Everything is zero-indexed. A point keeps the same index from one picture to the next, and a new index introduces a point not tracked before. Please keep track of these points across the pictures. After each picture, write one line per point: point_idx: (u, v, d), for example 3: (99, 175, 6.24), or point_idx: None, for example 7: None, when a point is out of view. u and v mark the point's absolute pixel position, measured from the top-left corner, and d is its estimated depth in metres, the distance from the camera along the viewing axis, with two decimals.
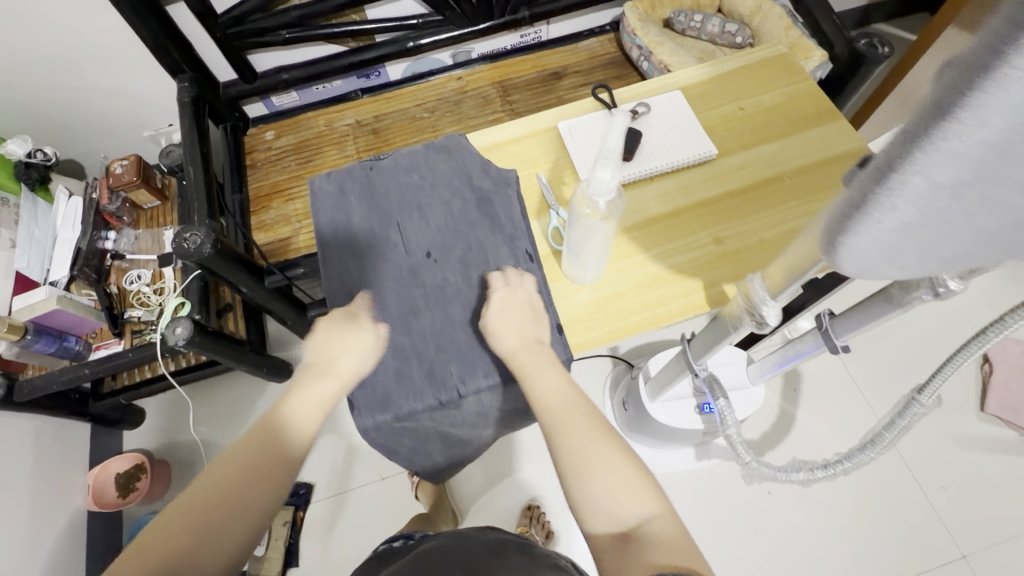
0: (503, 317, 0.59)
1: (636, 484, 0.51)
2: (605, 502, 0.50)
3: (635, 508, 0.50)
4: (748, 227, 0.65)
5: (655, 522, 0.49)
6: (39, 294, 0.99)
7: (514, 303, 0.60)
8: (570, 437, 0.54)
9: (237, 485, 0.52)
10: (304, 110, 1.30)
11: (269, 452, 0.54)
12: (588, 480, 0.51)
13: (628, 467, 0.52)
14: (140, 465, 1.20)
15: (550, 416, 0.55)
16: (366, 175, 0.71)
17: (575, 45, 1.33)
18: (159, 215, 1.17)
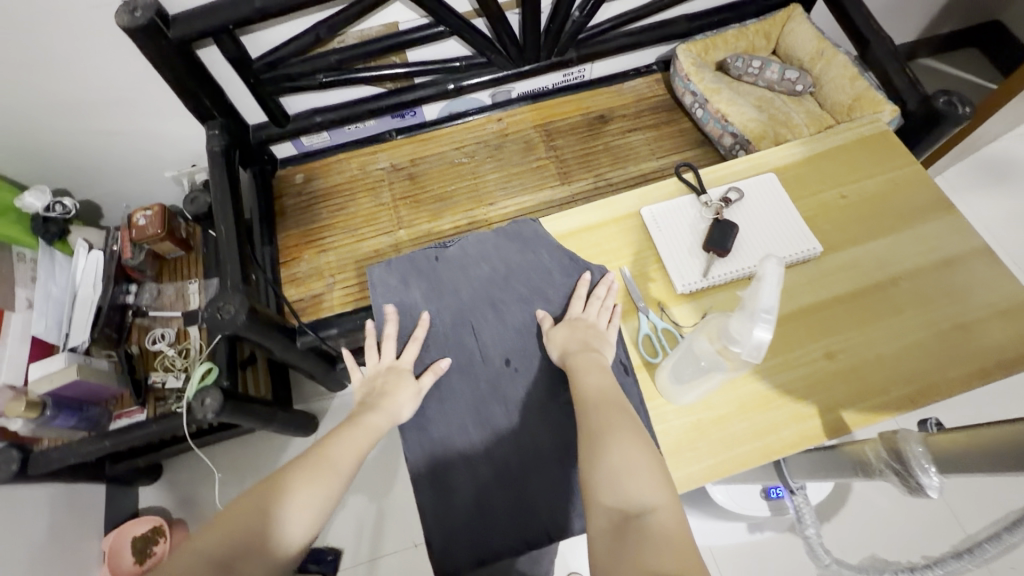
0: (565, 333, 0.59)
1: (649, 473, 0.46)
2: (615, 480, 0.46)
3: (641, 495, 0.45)
4: (863, 339, 0.58)
5: (659, 514, 0.43)
6: (57, 362, 0.92)
7: (579, 327, 0.59)
8: (591, 416, 0.51)
9: (258, 533, 0.47)
10: (335, 151, 1.22)
11: (315, 467, 0.52)
12: (601, 459, 0.48)
13: (643, 454, 0.47)
14: (155, 527, 1.12)
15: (585, 407, 0.53)
16: (431, 267, 0.66)
17: (620, 86, 1.26)
18: (183, 264, 1.10)
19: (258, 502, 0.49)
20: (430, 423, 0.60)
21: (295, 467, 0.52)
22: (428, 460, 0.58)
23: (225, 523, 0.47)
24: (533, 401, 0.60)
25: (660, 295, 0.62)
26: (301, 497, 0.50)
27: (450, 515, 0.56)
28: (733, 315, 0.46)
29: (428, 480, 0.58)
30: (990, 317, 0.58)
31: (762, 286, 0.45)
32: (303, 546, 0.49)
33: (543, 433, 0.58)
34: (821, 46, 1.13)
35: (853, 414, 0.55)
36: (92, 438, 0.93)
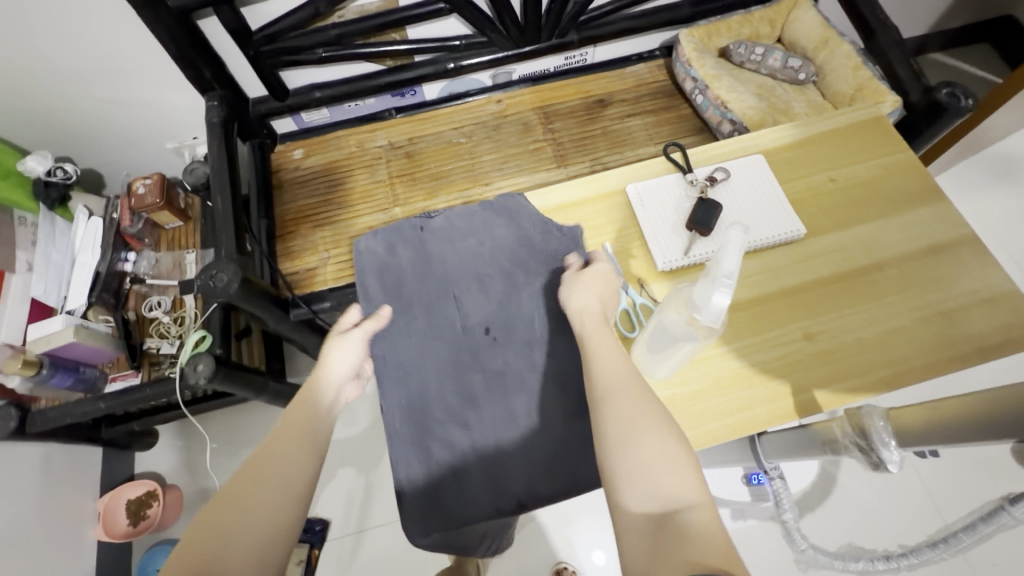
0: (596, 284, 0.57)
1: (683, 465, 0.44)
2: (648, 475, 0.43)
3: (677, 490, 0.42)
4: (842, 322, 0.58)
5: (699, 512, 0.41)
6: (55, 324, 0.94)
7: (607, 282, 0.58)
8: (620, 398, 0.48)
9: (227, 548, 0.44)
10: (335, 128, 1.23)
11: (272, 455, 0.50)
12: (632, 454, 0.45)
13: (678, 446, 0.45)
14: (151, 491, 1.15)
15: (606, 387, 0.50)
16: (418, 237, 0.67)
17: (622, 70, 1.25)
18: (180, 235, 1.11)
19: (220, 519, 0.46)
20: (411, 390, 0.61)
21: (257, 466, 0.50)
22: (407, 427, 0.60)
23: (187, 550, 0.44)
24: (511, 373, 0.60)
25: (640, 272, 0.62)
26: (274, 490, 0.48)
27: (426, 479, 0.58)
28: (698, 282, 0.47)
29: (406, 445, 0.59)
30: (973, 305, 0.58)
31: (725, 252, 0.44)
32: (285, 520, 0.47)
33: (519, 404, 0.59)
34: (826, 35, 1.11)
35: (826, 395, 0.55)
36: (87, 400, 0.96)
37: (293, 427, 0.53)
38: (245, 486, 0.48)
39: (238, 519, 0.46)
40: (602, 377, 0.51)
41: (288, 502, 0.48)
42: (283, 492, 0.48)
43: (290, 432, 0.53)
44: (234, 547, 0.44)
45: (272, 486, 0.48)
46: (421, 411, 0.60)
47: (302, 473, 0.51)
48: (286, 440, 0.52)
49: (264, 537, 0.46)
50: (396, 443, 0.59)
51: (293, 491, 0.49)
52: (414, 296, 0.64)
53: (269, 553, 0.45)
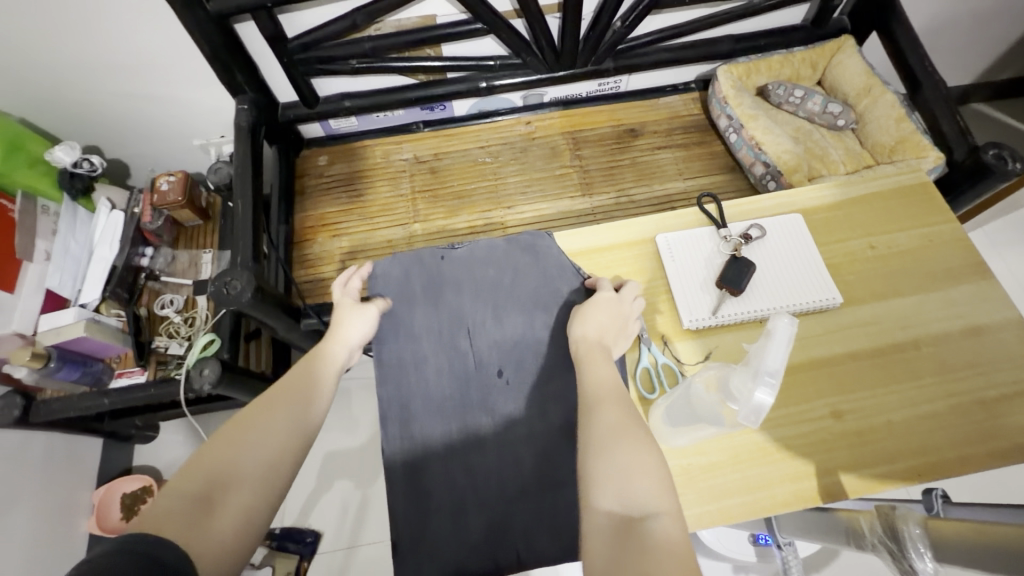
0: (597, 310, 0.56)
1: (654, 473, 0.41)
2: (621, 475, 0.41)
3: (644, 496, 0.40)
4: (874, 402, 0.55)
5: (664, 521, 0.38)
6: (67, 316, 0.94)
7: (612, 309, 0.57)
8: (605, 407, 0.47)
9: (238, 468, 0.46)
10: (362, 137, 1.22)
11: (281, 399, 0.52)
12: (604, 460, 0.42)
13: (653, 456, 0.43)
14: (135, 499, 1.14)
15: (594, 398, 0.49)
16: (437, 267, 0.66)
17: (656, 101, 1.23)
18: (198, 234, 1.11)
19: (232, 441, 0.47)
20: (416, 426, 0.59)
21: (263, 406, 0.51)
22: (408, 465, 0.58)
23: (196, 465, 0.45)
24: (522, 420, 0.58)
25: (665, 329, 0.60)
26: (273, 433, 0.49)
27: (423, 522, 0.56)
28: (735, 369, 0.44)
29: (404, 482, 0.57)
30: (1015, 396, 0.55)
31: (769, 344, 0.42)
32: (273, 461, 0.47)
33: (524, 454, 0.57)
34: (870, 83, 1.08)
35: (852, 480, 0.52)
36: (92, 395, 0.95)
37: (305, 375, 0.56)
38: (257, 416, 0.50)
39: (249, 441, 0.48)
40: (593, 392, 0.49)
41: (299, 438, 0.50)
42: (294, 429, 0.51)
43: (301, 379, 0.55)
44: (243, 470, 0.46)
45: (281, 424, 0.50)
46: (426, 448, 0.58)
47: (308, 417, 0.52)
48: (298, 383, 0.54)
49: (273, 465, 0.47)
50: (394, 482, 0.57)
51: (302, 429, 0.51)
52: (427, 323, 0.63)
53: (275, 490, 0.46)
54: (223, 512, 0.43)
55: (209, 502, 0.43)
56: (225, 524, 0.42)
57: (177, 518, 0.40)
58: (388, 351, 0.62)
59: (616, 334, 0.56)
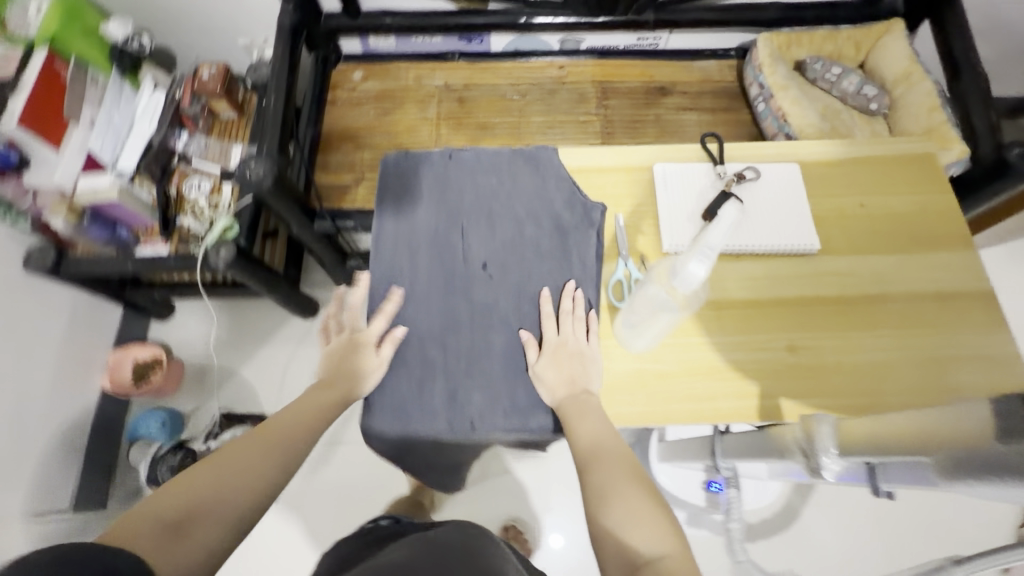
0: (549, 370, 0.58)
1: (653, 522, 0.46)
2: (622, 530, 0.45)
3: (647, 543, 0.44)
4: (829, 342, 0.58)
5: (669, 560, 0.42)
6: (104, 180, 0.99)
7: (564, 356, 0.58)
8: (596, 468, 0.51)
9: (224, 485, 0.50)
10: (398, 59, 1.24)
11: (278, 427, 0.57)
12: (605, 517, 0.47)
13: (646, 504, 0.47)
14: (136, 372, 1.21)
15: (582, 456, 0.53)
16: (444, 165, 0.69)
17: (691, 63, 1.23)
18: (230, 127, 1.16)
19: (214, 468, 0.50)
20: (400, 300, 0.64)
21: (258, 435, 0.55)
22: (387, 334, 0.63)
23: (176, 485, 0.48)
24: (498, 310, 0.62)
25: (644, 250, 0.63)
26: (263, 453, 0.53)
27: (392, 382, 0.61)
28: (684, 252, 0.49)
29: (382, 348, 0.62)
30: (967, 359, 0.57)
31: (716, 226, 0.46)
32: (262, 479, 0.52)
33: (495, 338, 0.62)
34: (911, 69, 1.06)
35: (792, 405, 0.56)
36: (117, 257, 1.05)
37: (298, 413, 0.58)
38: (242, 448, 0.53)
39: (239, 459, 0.52)
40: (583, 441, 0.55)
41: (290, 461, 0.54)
42: (278, 465, 0.53)
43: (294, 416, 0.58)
44: (229, 491, 0.49)
45: (274, 452, 0.54)
46: (406, 322, 0.63)
47: (296, 453, 0.55)
48: (290, 420, 0.57)
49: (251, 494, 0.50)
50: (374, 347, 0.62)
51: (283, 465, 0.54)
52: (426, 218, 0.67)
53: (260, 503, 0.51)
54: (202, 527, 0.46)
55: (180, 524, 0.46)
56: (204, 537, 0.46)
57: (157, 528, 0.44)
58: (385, 233, 0.66)
59: (577, 373, 0.57)
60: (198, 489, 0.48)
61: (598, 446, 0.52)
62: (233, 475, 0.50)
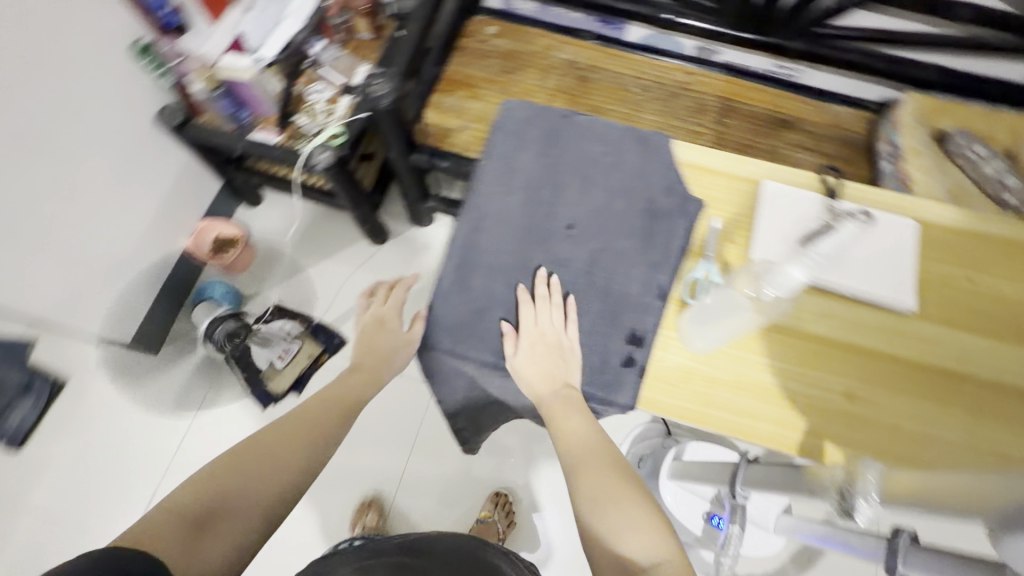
0: (527, 363, 0.59)
1: (649, 527, 0.50)
2: (620, 534, 0.49)
3: (647, 550, 0.48)
4: (891, 402, 0.56)
5: (668, 565, 0.47)
6: (244, 62, 1.06)
7: (542, 348, 0.59)
8: (592, 470, 0.54)
9: (234, 494, 0.56)
10: (534, 23, 1.27)
11: (282, 436, 0.62)
12: (602, 521, 0.51)
13: (642, 506, 0.51)
14: (218, 241, 1.33)
15: (574, 457, 0.56)
16: (558, 122, 0.70)
17: (824, 104, 1.18)
18: (360, 45, 1.21)
19: (235, 473, 0.57)
20: (483, 233, 0.65)
21: (264, 443, 0.61)
22: (461, 260, 0.64)
23: (199, 485, 0.56)
24: (571, 271, 0.63)
25: (729, 257, 0.63)
26: (268, 464, 0.59)
27: (449, 303, 0.63)
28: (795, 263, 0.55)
29: (453, 272, 0.64)
30: None
31: (831, 238, 0.57)
32: (269, 483, 0.58)
33: (557, 295, 0.62)
34: None
35: (835, 450, 0.54)
36: (234, 132, 1.14)
37: (310, 414, 0.66)
38: (261, 449, 0.60)
39: (245, 471, 0.58)
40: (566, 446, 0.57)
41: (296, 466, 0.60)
42: (296, 463, 0.61)
43: (307, 416, 0.66)
44: (237, 500, 0.56)
45: (281, 459, 0.60)
46: (480, 254, 0.64)
47: (313, 455, 0.63)
48: (305, 423, 0.65)
49: (265, 492, 0.57)
50: (446, 270, 0.64)
51: (303, 462, 0.61)
52: (522, 164, 0.68)
53: (264, 505, 0.57)
54: (210, 536, 0.52)
55: (204, 522, 0.53)
56: (213, 547, 0.51)
57: (171, 537, 0.50)
58: (485, 169, 0.68)
59: (555, 367, 0.59)
60: (212, 497, 0.55)
61: (586, 449, 0.56)
62: (242, 485, 0.57)
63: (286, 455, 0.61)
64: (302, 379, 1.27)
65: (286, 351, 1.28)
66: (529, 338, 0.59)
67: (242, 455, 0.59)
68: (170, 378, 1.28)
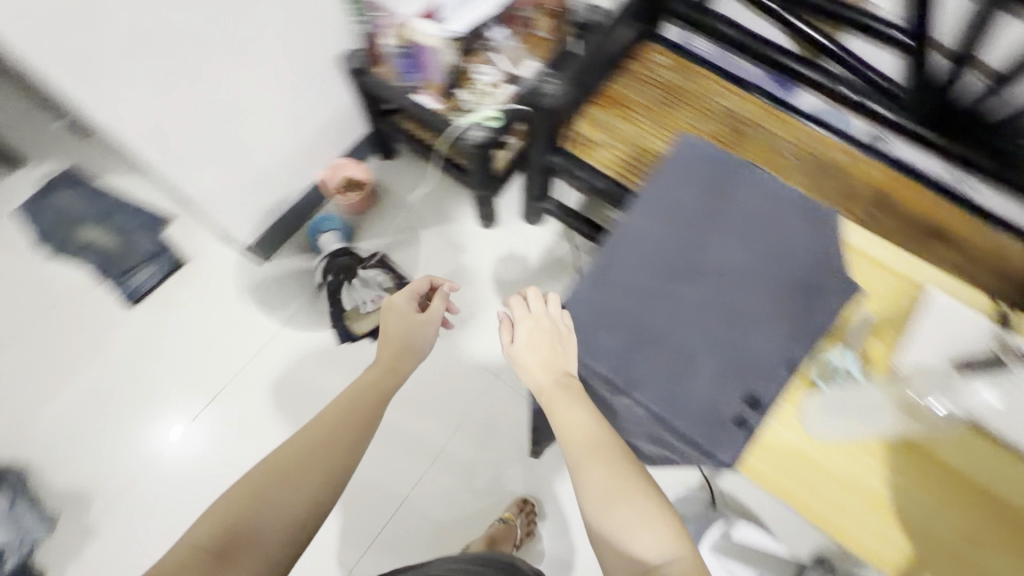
0: (526, 352, 0.62)
1: (651, 523, 0.52)
2: (625, 535, 0.52)
3: (649, 550, 0.51)
4: (1011, 559, 0.52)
5: (678, 563, 0.49)
6: (431, 30, 1.14)
7: (538, 337, 0.62)
8: (598, 467, 0.55)
9: (254, 522, 0.59)
10: (704, 62, 1.25)
11: (297, 462, 0.64)
12: (608, 518, 0.53)
13: (647, 504, 0.53)
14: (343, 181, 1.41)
15: (578, 449, 0.57)
16: (728, 170, 0.69)
17: (991, 229, 1.08)
18: (539, 43, 1.25)
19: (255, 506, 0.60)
20: (629, 252, 0.65)
21: (278, 471, 0.63)
22: (601, 272, 0.64)
23: (218, 520, 0.59)
24: (705, 318, 0.62)
25: (873, 355, 0.61)
26: (286, 492, 0.61)
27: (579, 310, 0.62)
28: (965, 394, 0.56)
29: (591, 281, 0.64)
30: None
31: None
32: (290, 512, 0.61)
33: (686, 336, 0.61)
34: None
35: None
36: (401, 90, 1.22)
37: (326, 428, 0.69)
38: (279, 477, 0.62)
39: (266, 500, 0.60)
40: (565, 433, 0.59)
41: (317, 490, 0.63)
42: (316, 483, 0.63)
43: (321, 432, 0.68)
44: (258, 533, 0.58)
45: (299, 487, 0.62)
46: (622, 271, 0.64)
47: (342, 461, 0.66)
48: (327, 438, 0.68)
49: (285, 519, 0.60)
50: (587, 278, 0.64)
51: (325, 482, 0.64)
52: (673, 197, 0.68)
53: (287, 528, 0.60)
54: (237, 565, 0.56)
55: (226, 554, 0.56)
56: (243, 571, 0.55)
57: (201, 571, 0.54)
58: (647, 193, 0.68)
59: (555, 350, 0.61)
60: (232, 526, 0.58)
61: (583, 436, 0.57)
62: (261, 513, 0.59)
63: (303, 483, 0.63)
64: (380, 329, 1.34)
65: (372, 300, 1.34)
66: (524, 326, 0.64)
67: (259, 482, 0.62)
68: (271, 285, 1.39)
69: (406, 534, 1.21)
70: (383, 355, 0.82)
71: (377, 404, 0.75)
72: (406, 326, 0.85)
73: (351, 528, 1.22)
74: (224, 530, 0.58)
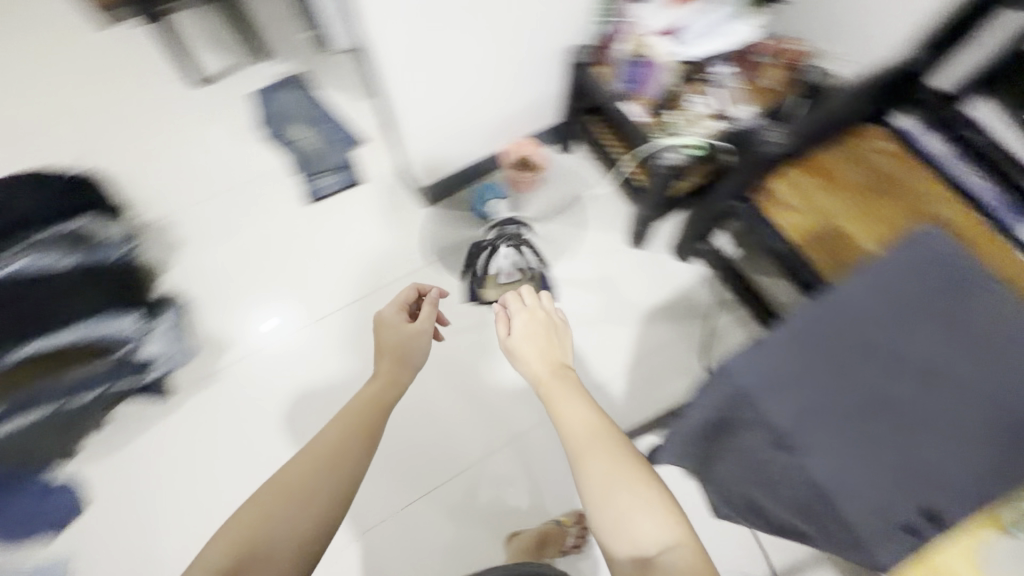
0: (531, 338, 0.87)
1: (651, 512, 0.67)
2: (624, 523, 0.66)
3: (648, 537, 0.65)
4: None
5: (673, 551, 0.64)
6: (663, 48, 1.17)
7: (534, 331, 0.88)
8: (596, 463, 0.70)
9: (268, 538, 0.66)
10: (932, 161, 1.12)
11: (296, 484, 0.71)
12: (603, 511, 0.68)
13: (646, 493, 0.68)
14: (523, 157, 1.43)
15: (576, 445, 0.74)
16: (971, 279, 0.63)
17: None
18: (761, 93, 1.21)
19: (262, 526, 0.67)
20: (833, 324, 0.64)
21: (283, 492, 0.70)
22: (798, 333, 0.64)
23: (235, 539, 0.66)
24: (902, 419, 0.58)
25: None
26: (294, 512, 0.68)
27: (766, 359, 0.63)
28: None
29: (785, 336, 0.64)
30: None
31: None
32: (297, 528, 0.68)
33: (869, 424, 0.59)
34: None
35: None
36: (614, 94, 1.28)
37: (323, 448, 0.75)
38: (281, 496, 0.69)
39: (276, 518, 0.68)
40: (569, 426, 0.76)
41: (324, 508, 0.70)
42: (319, 495, 0.70)
43: (317, 452, 0.75)
44: (272, 549, 0.65)
45: (304, 505, 0.69)
46: (820, 340, 0.63)
47: (344, 482, 0.72)
48: (330, 458, 0.74)
49: (295, 534, 0.67)
50: (780, 334, 0.65)
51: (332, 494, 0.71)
52: (885, 290, 0.64)
53: (299, 538, 0.67)
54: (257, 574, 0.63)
55: (244, 566, 0.63)
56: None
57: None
58: (870, 274, 0.66)
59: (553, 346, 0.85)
60: (250, 540, 0.65)
61: (581, 427, 0.75)
62: (273, 529, 0.67)
63: (309, 502, 0.70)
64: (504, 302, 1.39)
65: (510, 274, 1.38)
66: (521, 317, 0.89)
67: (268, 503, 0.69)
68: (429, 229, 1.49)
69: (465, 496, 1.26)
70: (380, 367, 0.89)
71: (376, 419, 0.81)
72: (400, 336, 0.93)
73: (420, 470, 1.29)
74: (243, 543, 0.65)
